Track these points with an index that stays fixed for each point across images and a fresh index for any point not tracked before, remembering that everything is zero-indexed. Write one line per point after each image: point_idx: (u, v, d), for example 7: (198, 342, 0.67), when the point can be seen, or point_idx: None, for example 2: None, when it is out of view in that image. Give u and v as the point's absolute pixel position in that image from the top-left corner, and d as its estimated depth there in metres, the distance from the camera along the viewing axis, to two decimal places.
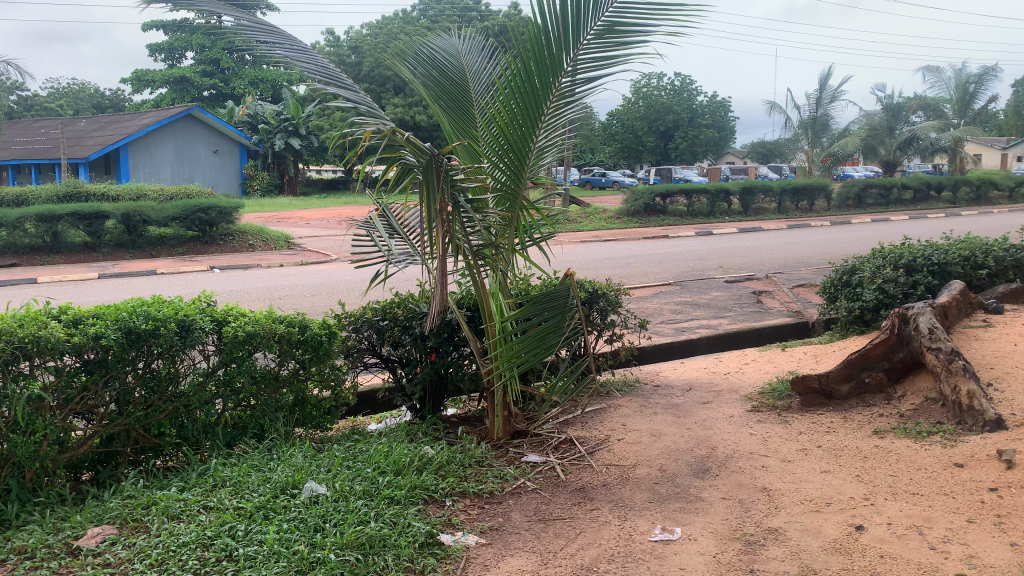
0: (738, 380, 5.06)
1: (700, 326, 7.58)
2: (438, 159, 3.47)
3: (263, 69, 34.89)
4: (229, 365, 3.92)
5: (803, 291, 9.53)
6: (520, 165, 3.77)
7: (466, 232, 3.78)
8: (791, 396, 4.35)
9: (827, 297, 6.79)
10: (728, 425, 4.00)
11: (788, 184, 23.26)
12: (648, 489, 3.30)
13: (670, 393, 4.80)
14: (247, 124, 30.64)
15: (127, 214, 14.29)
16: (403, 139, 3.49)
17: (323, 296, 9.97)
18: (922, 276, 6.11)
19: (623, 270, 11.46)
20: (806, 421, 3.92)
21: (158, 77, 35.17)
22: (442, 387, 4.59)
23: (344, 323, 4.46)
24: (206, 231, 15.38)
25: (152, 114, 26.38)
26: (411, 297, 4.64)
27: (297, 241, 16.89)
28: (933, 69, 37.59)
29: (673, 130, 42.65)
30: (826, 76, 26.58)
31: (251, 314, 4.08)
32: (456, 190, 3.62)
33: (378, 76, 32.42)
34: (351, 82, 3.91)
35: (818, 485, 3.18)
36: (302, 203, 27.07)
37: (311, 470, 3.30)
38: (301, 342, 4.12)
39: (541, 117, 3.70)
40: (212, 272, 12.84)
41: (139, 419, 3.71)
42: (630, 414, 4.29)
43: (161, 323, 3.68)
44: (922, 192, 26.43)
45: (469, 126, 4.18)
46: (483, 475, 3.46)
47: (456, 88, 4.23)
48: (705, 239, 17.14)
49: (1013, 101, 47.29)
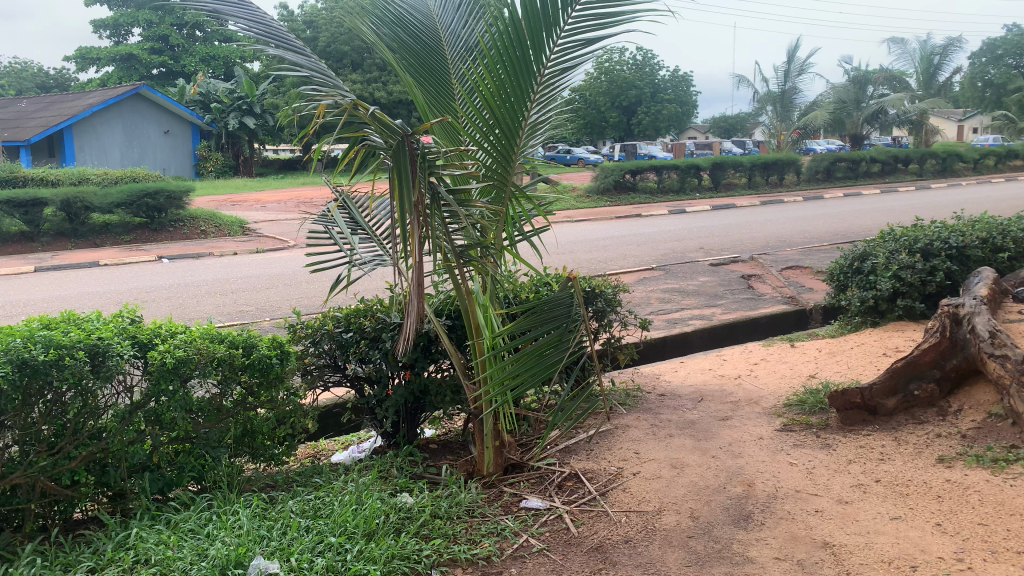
0: (754, 387, 4.47)
1: (692, 316, 6.98)
2: (411, 140, 2.78)
3: (216, 45, 33.29)
4: (159, 397, 3.17)
5: (794, 275, 9.02)
6: (510, 144, 3.11)
7: (446, 230, 3.07)
8: (826, 411, 3.76)
9: (835, 286, 6.22)
10: (759, 450, 3.40)
11: (759, 158, 22.81)
12: (681, 546, 2.68)
13: (680, 406, 4.18)
14: (198, 103, 29.28)
15: (67, 201, 13.25)
16: (367, 114, 2.77)
17: (281, 289, 9.16)
18: (939, 261, 5.60)
19: (602, 254, 10.84)
20: (853, 446, 3.32)
21: (103, 55, 33.53)
22: (417, 410, 3.90)
23: (299, 335, 3.77)
24: (155, 218, 14.39)
25: (98, 93, 25.00)
26: (380, 302, 3.96)
27: (252, 225, 15.94)
28: (898, 40, 37.46)
29: (635, 106, 42.12)
30: (795, 48, 26.04)
31: (183, 332, 3.35)
32: (434, 176, 2.92)
33: (334, 51, 31.08)
34: (301, 43, 3.16)
35: (893, 539, 2.57)
36: (258, 185, 25.98)
37: (261, 538, 2.59)
38: (246, 366, 3.39)
39: (534, 87, 3.04)
40: (161, 263, 11.93)
41: (45, 469, 2.97)
42: (643, 437, 3.66)
43: (67, 351, 2.91)
44: (890, 165, 26.21)
45: (445, 98, 3.48)
46: (476, 532, 2.81)
47: (428, 52, 3.52)
48: (679, 218, 16.58)
49: (972, 74, 47.68)
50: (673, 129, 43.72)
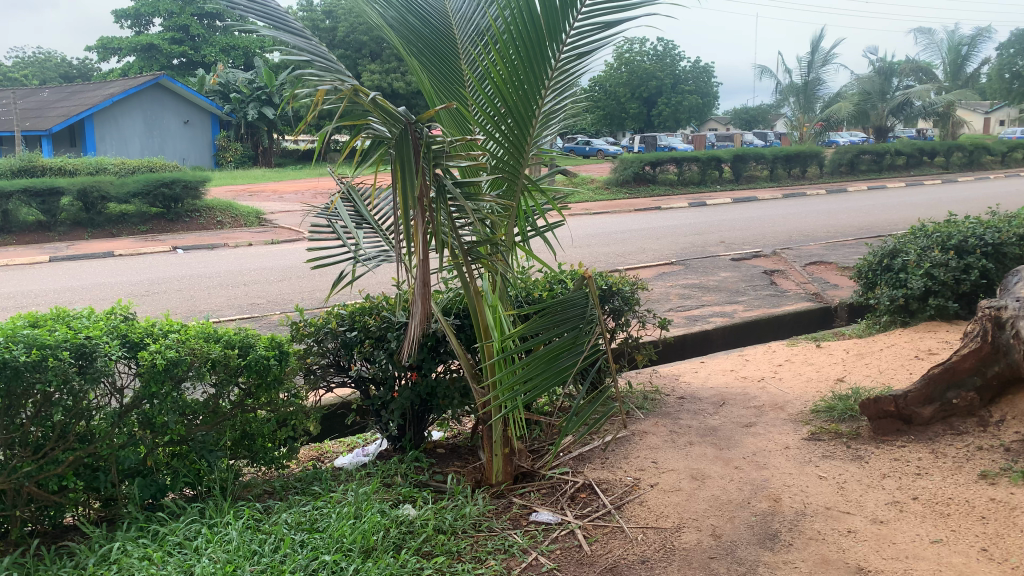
0: (778, 390, 4.26)
1: (712, 314, 6.75)
2: (415, 127, 2.60)
3: (235, 35, 33.20)
4: (148, 401, 3.00)
5: (819, 271, 8.75)
6: (522, 135, 2.91)
7: (454, 225, 2.89)
8: (856, 419, 3.55)
9: (863, 283, 5.97)
10: (786, 461, 3.20)
11: (781, 150, 22.41)
12: (702, 569, 2.48)
13: (701, 411, 3.98)
14: (219, 93, 29.13)
15: (84, 189, 13.20)
16: (368, 101, 2.59)
17: (295, 281, 9.02)
18: (975, 258, 5.33)
19: (621, 248, 10.62)
20: (886, 458, 3.10)
21: (124, 45, 33.63)
22: (423, 412, 3.72)
23: (302, 334, 3.60)
24: (171, 208, 14.32)
25: (118, 82, 25.02)
26: (387, 301, 3.80)
27: (268, 216, 15.85)
28: (925, 30, 36.73)
29: (655, 97, 41.71)
30: (819, 38, 25.55)
31: (177, 331, 3.19)
32: (440, 167, 2.73)
33: (353, 41, 30.88)
34: (301, 26, 2.98)
35: (933, 566, 2.36)
36: (275, 175, 25.92)
37: (250, 555, 2.41)
38: (243, 367, 3.22)
39: (547, 73, 2.86)
40: (176, 254, 11.84)
41: (31, 475, 2.82)
42: (661, 444, 3.46)
43: (51, 351, 2.76)
44: (915, 157, 25.66)
45: (455, 86, 3.28)
46: (481, 549, 2.63)
47: (438, 37, 3.32)
48: (699, 211, 16.28)
49: (999, 66, 46.74)
50: (694, 120, 43.19)
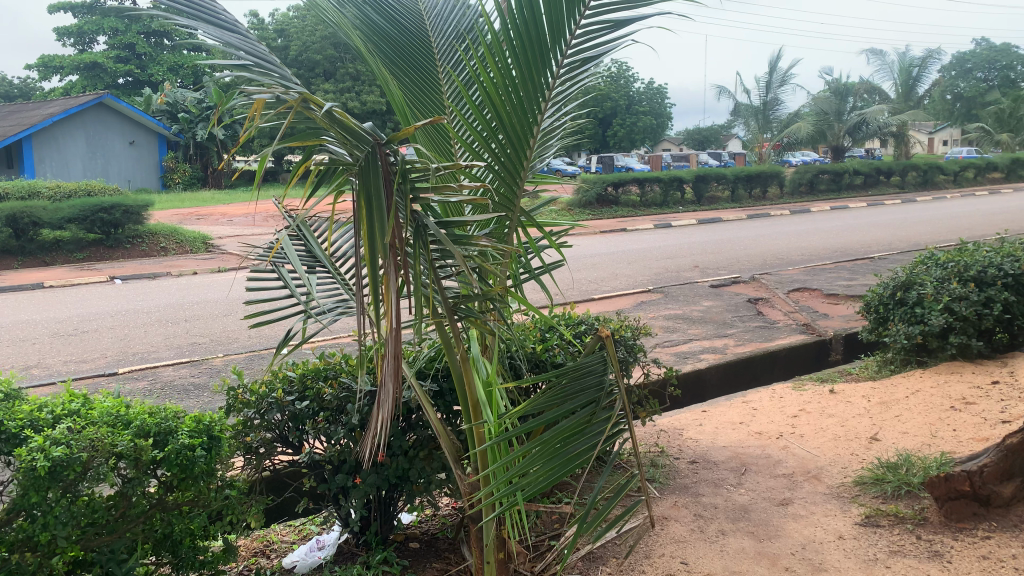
0: (805, 451, 3.68)
1: (702, 349, 6.17)
2: (383, 151, 1.93)
3: (183, 54, 32.09)
4: (28, 513, 2.24)
5: (804, 298, 8.28)
6: (517, 156, 2.27)
7: (436, 278, 2.21)
8: (916, 496, 2.98)
9: (872, 318, 5.44)
10: (846, 559, 2.60)
11: (743, 170, 22.20)
12: None
13: (723, 482, 3.35)
14: (165, 113, 27.96)
15: (13, 216, 12.17)
16: (324, 115, 1.91)
17: (243, 316, 8.22)
18: (996, 290, 4.84)
19: (593, 275, 10.04)
20: (973, 556, 2.56)
21: (66, 63, 32.25)
22: (390, 498, 3.03)
23: (240, 403, 2.88)
24: (110, 234, 13.33)
25: (58, 102, 23.78)
26: (346, 361, 3.14)
27: (216, 241, 14.95)
28: (876, 52, 37.27)
29: (611, 118, 41.76)
30: (777, 58, 25.57)
31: (67, 416, 2.44)
32: (418, 203, 2.06)
33: (305, 60, 29.97)
34: (234, 16, 2.30)
35: None
36: (224, 197, 24.85)
37: None
38: (163, 459, 2.48)
39: (547, 83, 2.26)
40: (113, 286, 10.90)
41: None
42: (687, 536, 2.84)
43: None
44: (873, 177, 25.76)
45: (428, 98, 2.64)
46: None
47: (409, 39, 2.66)
48: (666, 233, 15.90)
49: (945, 87, 47.78)
50: (649, 141, 43.22)
